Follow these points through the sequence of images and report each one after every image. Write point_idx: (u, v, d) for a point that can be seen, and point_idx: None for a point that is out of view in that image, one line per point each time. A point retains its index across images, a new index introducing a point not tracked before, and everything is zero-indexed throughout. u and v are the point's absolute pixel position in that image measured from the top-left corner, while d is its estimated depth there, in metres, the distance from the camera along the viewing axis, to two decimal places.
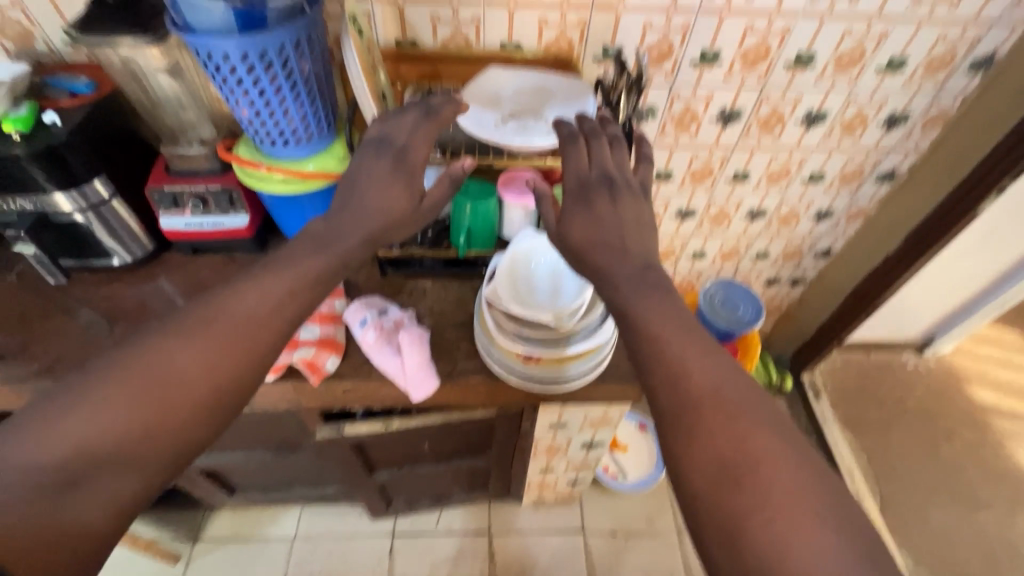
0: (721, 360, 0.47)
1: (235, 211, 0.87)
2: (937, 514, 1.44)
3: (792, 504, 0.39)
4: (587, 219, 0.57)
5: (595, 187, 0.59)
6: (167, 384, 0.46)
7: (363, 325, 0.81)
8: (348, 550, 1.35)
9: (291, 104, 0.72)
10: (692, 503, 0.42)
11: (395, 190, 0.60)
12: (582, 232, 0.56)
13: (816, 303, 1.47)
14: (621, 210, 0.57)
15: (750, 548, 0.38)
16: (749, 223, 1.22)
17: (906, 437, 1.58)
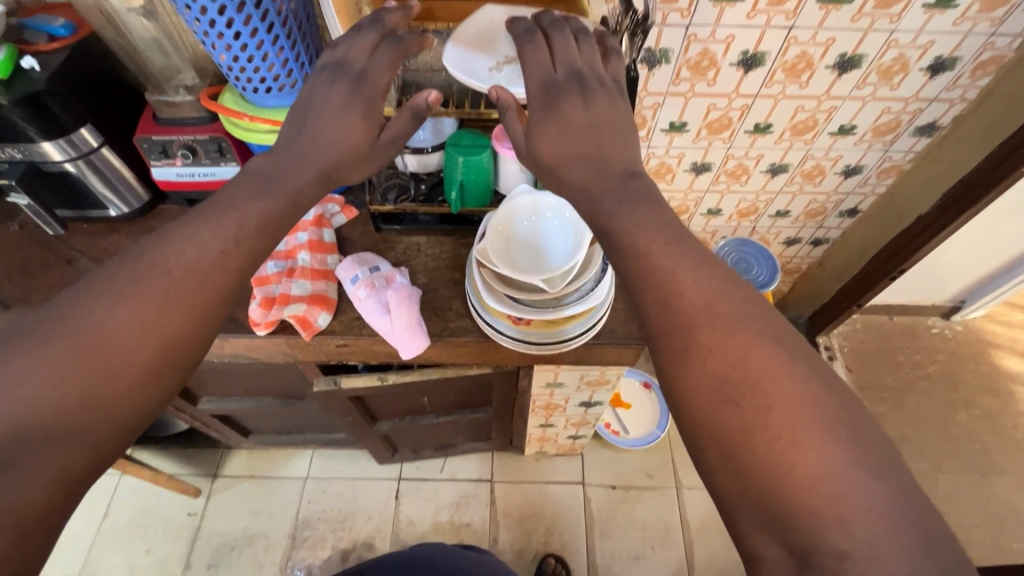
0: (720, 277, 0.42)
1: (225, 162, 0.85)
2: (947, 480, 1.42)
3: (800, 421, 0.36)
4: (557, 131, 0.52)
5: (562, 92, 0.53)
6: (112, 341, 0.41)
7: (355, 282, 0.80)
8: (356, 491, 1.41)
9: (271, 48, 0.68)
10: (688, 428, 0.39)
11: (352, 119, 0.55)
12: (551, 147, 0.52)
13: (838, 263, 1.40)
14: (585, 116, 0.52)
15: (754, 475, 0.35)
16: (770, 178, 1.15)
17: (922, 403, 1.53)
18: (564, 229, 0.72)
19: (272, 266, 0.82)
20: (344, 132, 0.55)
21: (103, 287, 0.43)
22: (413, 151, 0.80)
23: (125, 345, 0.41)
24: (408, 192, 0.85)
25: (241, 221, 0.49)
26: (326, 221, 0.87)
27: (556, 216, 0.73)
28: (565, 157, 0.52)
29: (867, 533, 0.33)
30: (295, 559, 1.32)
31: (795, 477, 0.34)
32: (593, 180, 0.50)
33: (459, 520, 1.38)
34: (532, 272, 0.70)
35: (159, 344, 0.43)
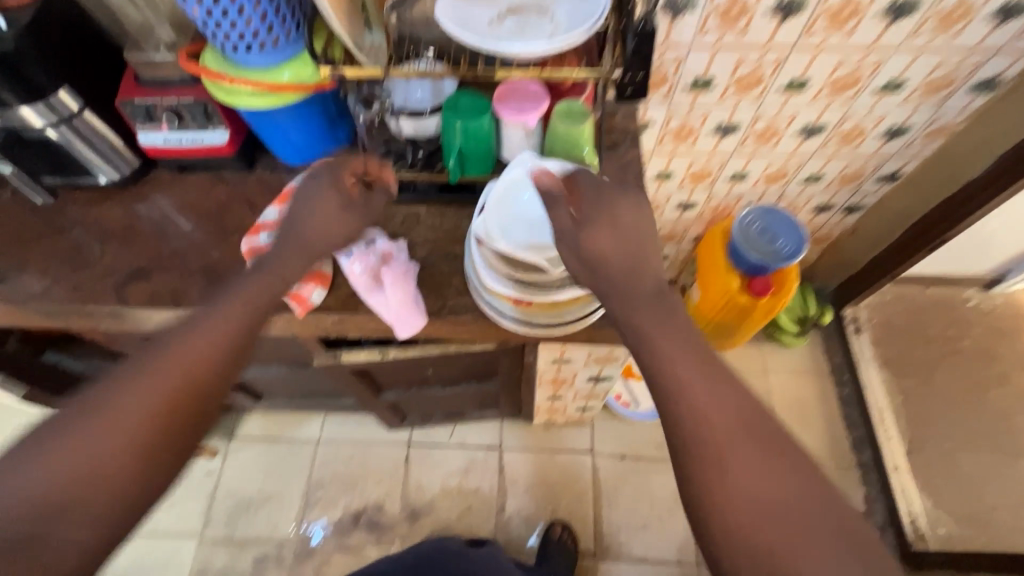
0: None
1: (213, 127, 0.80)
2: (970, 460, 1.37)
3: (771, 483, 0.44)
4: (609, 230, 0.56)
5: (614, 199, 0.58)
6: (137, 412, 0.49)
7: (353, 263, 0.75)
8: (366, 455, 1.43)
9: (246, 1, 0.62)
10: (688, 490, 0.46)
11: (337, 218, 0.67)
12: (601, 243, 0.56)
13: (872, 232, 1.30)
14: (624, 216, 0.57)
15: (736, 535, 0.43)
16: (803, 141, 1.05)
17: (952, 379, 1.46)
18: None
19: (265, 238, 0.77)
20: (337, 233, 0.67)
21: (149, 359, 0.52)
22: (409, 115, 0.74)
23: (140, 410, 0.49)
24: (405, 159, 0.79)
25: (249, 309, 0.59)
26: None
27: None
28: (611, 257, 0.56)
29: (813, 549, 0.41)
30: (308, 519, 1.36)
31: (728, 518, 0.43)
32: (629, 282, 0.55)
33: (467, 486, 1.39)
34: (536, 250, 0.65)
35: (183, 407, 0.51)
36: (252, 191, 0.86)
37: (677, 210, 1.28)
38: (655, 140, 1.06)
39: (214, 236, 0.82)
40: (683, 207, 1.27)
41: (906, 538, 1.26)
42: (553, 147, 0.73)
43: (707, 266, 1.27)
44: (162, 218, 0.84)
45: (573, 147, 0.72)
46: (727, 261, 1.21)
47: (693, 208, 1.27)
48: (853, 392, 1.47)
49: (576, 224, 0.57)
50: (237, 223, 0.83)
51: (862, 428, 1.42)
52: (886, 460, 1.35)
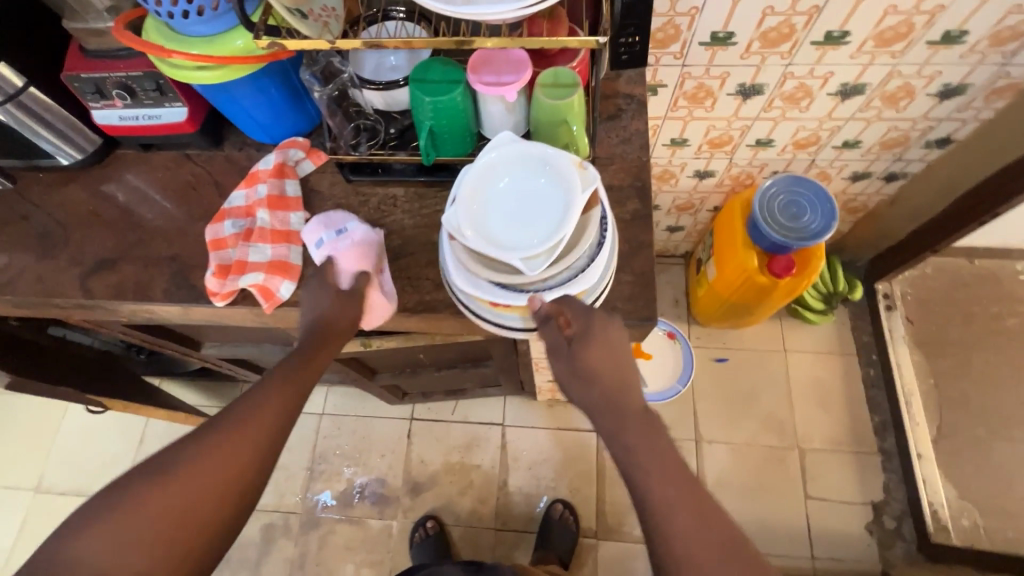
0: None
1: (169, 103, 0.73)
2: (1004, 449, 1.27)
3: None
4: (602, 348, 0.57)
5: (600, 320, 0.58)
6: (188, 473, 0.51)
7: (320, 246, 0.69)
8: (369, 429, 1.43)
9: None
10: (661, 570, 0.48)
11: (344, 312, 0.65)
12: (596, 361, 0.56)
13: (914, 203, 1.17)
14: (611, 335, 0.57)
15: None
16: (839, 103, 0.92)
17: (992, 361, 1.34)
18: (552, 189, 0.58)
19: (230, 226, 0.73)
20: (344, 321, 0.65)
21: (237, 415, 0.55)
22: (379, 87, 0.65)
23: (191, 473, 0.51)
24: (378, 137, 0.71)
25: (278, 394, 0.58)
26: (290, 169, 0.76)
27: (543, 174, 0.59)
28: (600, 381, 0.55)
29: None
30: (313, 490, 1.38)
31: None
32: (618, 396, 0.55)
33: (469, 462, 1.38)
34: (511, 248, 0.57)
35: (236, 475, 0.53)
36: (219, 170, 0.80)
37: (693, 179, 1.16)
38: (667, 105, 0.94)
39: (179, 222, 0.77)
40: (700, 175, 1.15)
41: (925, 528, 1.20)
42: (539, 126, 0.64)
43: (724, 242, 1.17)
44: (127, 201, 0.79)
45: (561, 124, 0.62)
46: (746, 238, 1.10)
47: (711, 177, 1.15)
48: (879, 374, 1.37)
49: (564, 345, 0.57)
50: (204, 207, 0.78)
51: (887, 412, 1.34)
52: (910, 447, 1.27)
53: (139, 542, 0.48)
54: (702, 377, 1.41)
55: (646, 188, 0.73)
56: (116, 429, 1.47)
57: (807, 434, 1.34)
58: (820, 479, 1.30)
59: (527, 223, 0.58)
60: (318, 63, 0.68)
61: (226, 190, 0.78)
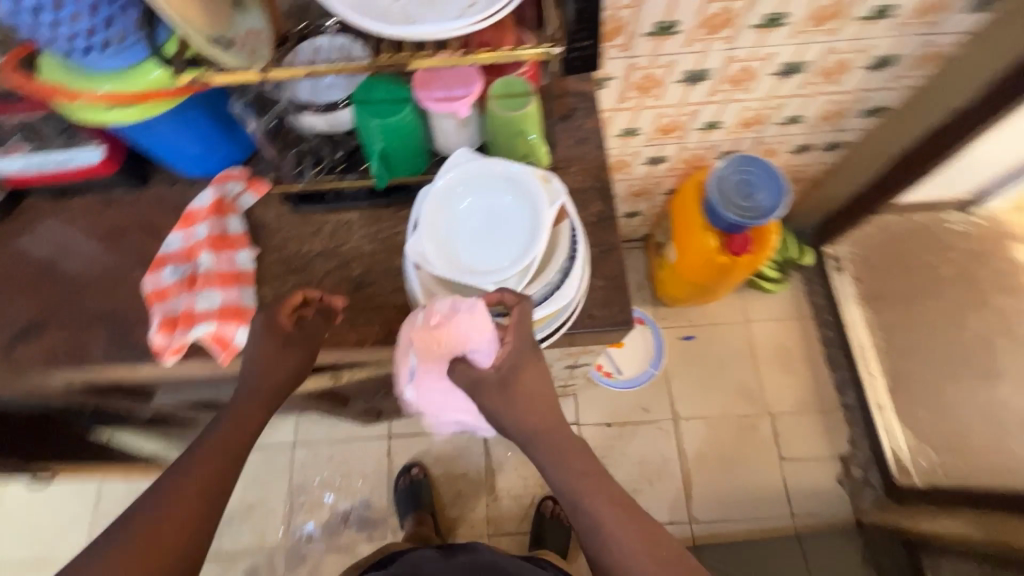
0: None
1: (81, 144, 0.66)
2: (951, 389, 1.36)
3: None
4: (538, 373, 0.53)
5: (525, 354, 0.53)
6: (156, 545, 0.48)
7: (465, 317, 0.52)
8: (348, 452, 1.38)
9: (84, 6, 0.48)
10: None
11: (283, 359, 0.59)
12: (530, 387, 0.53)
13: (854, 168, 1.22)
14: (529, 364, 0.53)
15: None
16: (781, 81, 0.93)
17: (933, 309, 1.42)
18: (517, 207, 0.56)
19: (170, 273, 0.67)
20: (277, 370, 0.59)
21: (158, 502, 0.50)
22: (318, 109, 0.60)
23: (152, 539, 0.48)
24: (323, 161, 0.68)
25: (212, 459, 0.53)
26: (229, 205, 0.70)
27: (509, 191, 0.57)
28: (535, 427, 0.52)
29: None
30: (296, 524, 1.32)
31: None
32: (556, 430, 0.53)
33: (455, 472, 1.36)
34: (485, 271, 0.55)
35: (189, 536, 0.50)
36: (149, 212, 0.73)
37: (646, 165, 1.16)
38: (617, 97, 0.93)
39: (112, 274, 0.70)
40: (653, 161, 1.15)
41: (890, 473, 1.29)
42: (495, 137, 0.61)
43: (682, 224, 1.18)
44: (47, 256, 0.71)
45: (518, 135, 0.60)
46: (703, 220, 1.12)
47: (663, 162, 1.15)
48: (835, 333, 1.44)
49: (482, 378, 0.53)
50: (137, 254, 0.71)
51: (846, 368, 1.41)
52: (870, 399, 1.35)
53: None
54: (673, 356, 1.44)
55: (607, 188, 0.72)
56: (68, 491, 1.35)
57: (776, 398, 1.39)
58: (792, 440, 1.36)
59: (496, 243, 0.56)
60: (248, 92, 0.62)
61: (160, 232, 0.72)
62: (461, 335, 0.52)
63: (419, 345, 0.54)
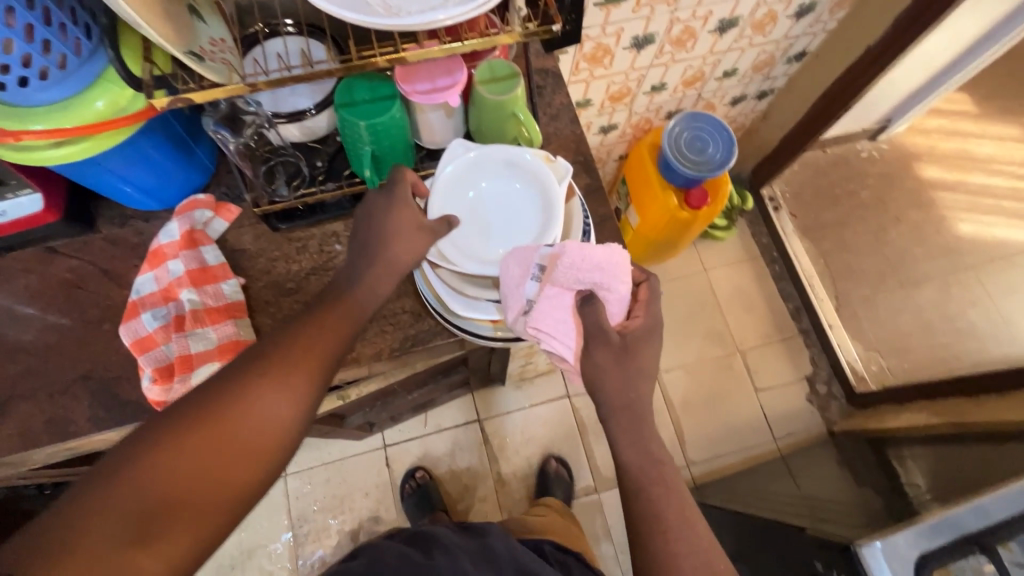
0: None
1: (13, 192, 0.58)
2: (887, 300, 1.51)
3: None
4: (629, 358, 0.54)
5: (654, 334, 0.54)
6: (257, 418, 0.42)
7: (609, 251, 0.55)
8: (344, 472, 1.33)
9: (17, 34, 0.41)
10: None
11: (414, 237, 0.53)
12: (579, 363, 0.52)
13: (782, 112, 1.31)
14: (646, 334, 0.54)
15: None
16: (718, 38, 0.98)
17: (861, 231, 1.56)
18: (526, 192, 0.60)
19: (150, 319, 0.60)
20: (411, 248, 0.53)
21: (266, 364, 0.44)
22: (287, 119, 0.57)
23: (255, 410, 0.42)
24: (301, 174, 0.63)
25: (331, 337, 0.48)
26: (201, 235, 0.64)
27: (517, 177, 0.60)
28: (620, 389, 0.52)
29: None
30: (304, 556, 1.26)
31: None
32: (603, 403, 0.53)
33: (458, 468, 1.35)
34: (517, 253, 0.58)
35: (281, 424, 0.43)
36: (105, 257, 0.65)
37: (599, 135, 1.18)
38: (570, 70, 0.93)
39: (76, 332, 0.62)
40: (604, 130, 1.18)
41: (850, 384, 1.43)
42: (485, 124, 0.60)
43: (640, 185, 1.21)
44: None
45: (508, 118, 0.59)
46: (661, 179, 1.16)
47: (615, 130, 1.18)
48: (783, 267, 1.56)
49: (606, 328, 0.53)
50: (102, 306, 0.63)
51: (797, 297, 1.54)
52: (822, 321, 1.48)
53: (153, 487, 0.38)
54: None
55: (590, 160, 0.72)
56: None
57: (742, 336, 1.49)
58: (762, 372, 1.46)
59: (512, 226, 0.59)
60: (220, 109, 0.58)
61: (123, 277, 0.65)
62: (606, 264, 0.54)
63: (558, 272, 0.55)
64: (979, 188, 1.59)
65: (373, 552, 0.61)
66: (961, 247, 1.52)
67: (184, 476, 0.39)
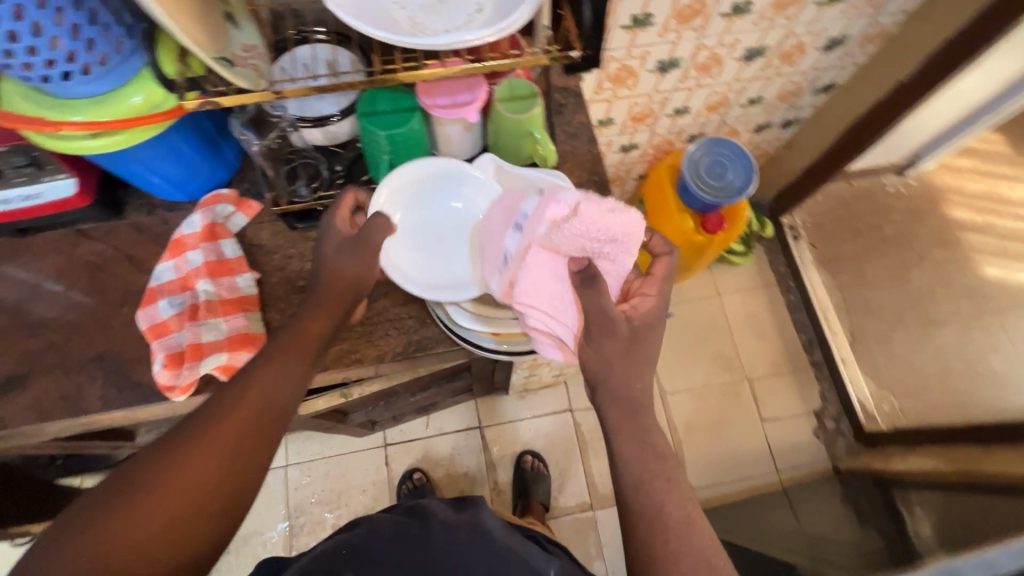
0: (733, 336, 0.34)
1: (49, 176, 0.61)
2: (903, 339, 1.48)
3: None
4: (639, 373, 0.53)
5: None
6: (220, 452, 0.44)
7: (626, 221, 0.54)
8: (344, 467, 1.35)
9: (61, 32, 0.44)
10: None
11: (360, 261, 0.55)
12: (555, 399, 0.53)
13: (807, 142, 1.30)
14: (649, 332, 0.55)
15: None
16: (745, 65, 0.98)
17: (882, 266, 1.54)
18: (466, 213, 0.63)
19: (166, 306, 0.62)
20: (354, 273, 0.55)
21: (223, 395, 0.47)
22: (311, 123, 0.59)
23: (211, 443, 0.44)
24: (320, 176, 0.65)
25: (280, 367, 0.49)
26: (221, 229, 0.66)
27: (451, 198, 0.62)
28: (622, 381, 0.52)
29: None
30: (297, 547, 1.28)
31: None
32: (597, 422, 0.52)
33: (455, 473, 1.36)
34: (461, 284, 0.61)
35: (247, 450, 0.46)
36: (129, 242, 0.68)
37: (619, 153, 1.18)
38: (593, 89, 0.94)
39: (97, 312, 0.65)
40: (625, 149, 1.18)
41: (859, 422, 1.40)
42: (501, 139, 0.62)
43: (656, 206, 1.21)
44: (19, 300, 0.65)
45: (524, 136, 0.61)
46: (677, 202, 1.16)
47: (635, 149, 1.18)
48: (798, 297, 1.54)
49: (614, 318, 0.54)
50: (122, 290, 0.66)
51: (811, 329, 1.51)
52: (835, 355, 1.45)
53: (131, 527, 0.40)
54: None
55: (604, 180, 0.72)
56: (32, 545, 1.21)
57: (752, 364, 1.47)
58: (769, 402, 1.44)
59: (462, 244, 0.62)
60: (248, 111, 0.60)
61: (144, 263, 0.67)
62: (606, 229, 0.53)
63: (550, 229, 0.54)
64: (1009, 232, 1.55)
65: (372, 521, 0.64)
66: (985, 290, 1.48)
67: (160, 513, 0.41)
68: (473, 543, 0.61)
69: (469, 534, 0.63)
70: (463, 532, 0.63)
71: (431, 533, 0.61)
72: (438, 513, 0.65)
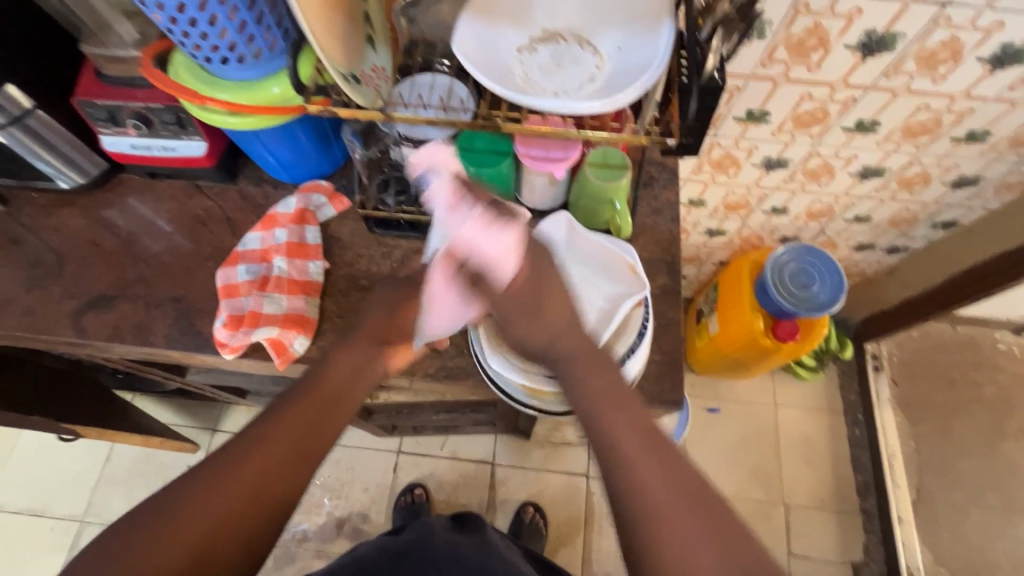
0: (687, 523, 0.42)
1: (188, 136, 0.69)
2: (977, 516, 1.31)
3: None
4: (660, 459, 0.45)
5: None
6: (252, 481, 0.46)
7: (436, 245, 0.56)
8: (355, 461, 1.38)
9: (229, 26, 0.51)
10: None
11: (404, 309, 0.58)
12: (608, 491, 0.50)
13: (912, 274, 1.20)
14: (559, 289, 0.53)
15: None
16: (858, 182, 0.93)
17: (969, 429, 1.38)
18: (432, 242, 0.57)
19: (243, 272, 0.68)
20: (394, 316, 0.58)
21: (263, 427, 0.49)
22: (414, 144, 0.63)
23: (240, 466, 0.46)
24: (408, 192, 0.69)
25: (306, 405, 0.51)
26: (311, 216, 0.71)
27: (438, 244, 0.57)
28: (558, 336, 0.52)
29: None
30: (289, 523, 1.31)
31: None
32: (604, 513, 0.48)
33: (455, 501, 1.34)
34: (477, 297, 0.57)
35: (279, 472, 0.47)
36: (232, 207, 0.75)
37: (704, 235, 1.16)
38: (691, 169, 0.94)
39: (187, 259, 0.72)
40: (711, 232, 1.15)
41: None
42: (580, 201, 0.63)
43: (730, 298, 1.15)
44: (131, 231, 0.74)
45: (605, 204, 0.62)
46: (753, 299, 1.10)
47: (721, 235, 1.15)
48: (864, 433, 1.40)
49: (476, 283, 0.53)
50: (213, 247, 0.73)
51: (870, 472, 1.36)
52: (891, 509, 1.29)
53: (176, 540, 0.43)
54: (694, 428, 1.41)
55: (676, 263, 0.70)
56: (76, 443, 1.33)
57: (793, 489, 1.35)
58: (803, 536, 1.31)
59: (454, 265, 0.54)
60: (361, 123, 0.66)
61: (238, 228, 0.74)
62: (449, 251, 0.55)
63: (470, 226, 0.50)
64: None
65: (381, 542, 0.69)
66: None
67: (182, 550, 0.42)
68: (473, 555, 0.66)
69: (471, 548, 0.68)
70: (467, 546, 0.68)
71: (432, 544, 0.67)
72: (440, 532, 0.70)
